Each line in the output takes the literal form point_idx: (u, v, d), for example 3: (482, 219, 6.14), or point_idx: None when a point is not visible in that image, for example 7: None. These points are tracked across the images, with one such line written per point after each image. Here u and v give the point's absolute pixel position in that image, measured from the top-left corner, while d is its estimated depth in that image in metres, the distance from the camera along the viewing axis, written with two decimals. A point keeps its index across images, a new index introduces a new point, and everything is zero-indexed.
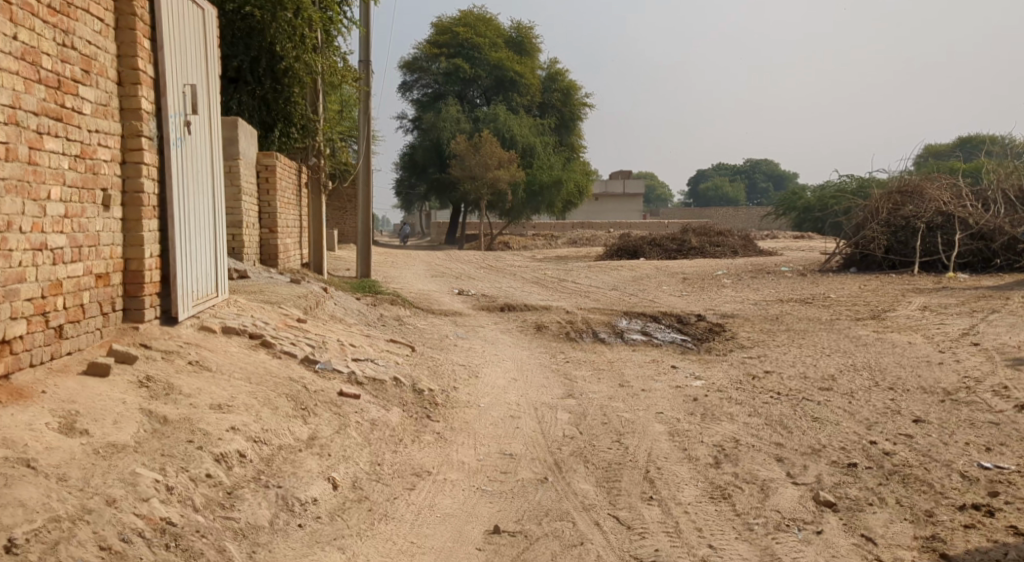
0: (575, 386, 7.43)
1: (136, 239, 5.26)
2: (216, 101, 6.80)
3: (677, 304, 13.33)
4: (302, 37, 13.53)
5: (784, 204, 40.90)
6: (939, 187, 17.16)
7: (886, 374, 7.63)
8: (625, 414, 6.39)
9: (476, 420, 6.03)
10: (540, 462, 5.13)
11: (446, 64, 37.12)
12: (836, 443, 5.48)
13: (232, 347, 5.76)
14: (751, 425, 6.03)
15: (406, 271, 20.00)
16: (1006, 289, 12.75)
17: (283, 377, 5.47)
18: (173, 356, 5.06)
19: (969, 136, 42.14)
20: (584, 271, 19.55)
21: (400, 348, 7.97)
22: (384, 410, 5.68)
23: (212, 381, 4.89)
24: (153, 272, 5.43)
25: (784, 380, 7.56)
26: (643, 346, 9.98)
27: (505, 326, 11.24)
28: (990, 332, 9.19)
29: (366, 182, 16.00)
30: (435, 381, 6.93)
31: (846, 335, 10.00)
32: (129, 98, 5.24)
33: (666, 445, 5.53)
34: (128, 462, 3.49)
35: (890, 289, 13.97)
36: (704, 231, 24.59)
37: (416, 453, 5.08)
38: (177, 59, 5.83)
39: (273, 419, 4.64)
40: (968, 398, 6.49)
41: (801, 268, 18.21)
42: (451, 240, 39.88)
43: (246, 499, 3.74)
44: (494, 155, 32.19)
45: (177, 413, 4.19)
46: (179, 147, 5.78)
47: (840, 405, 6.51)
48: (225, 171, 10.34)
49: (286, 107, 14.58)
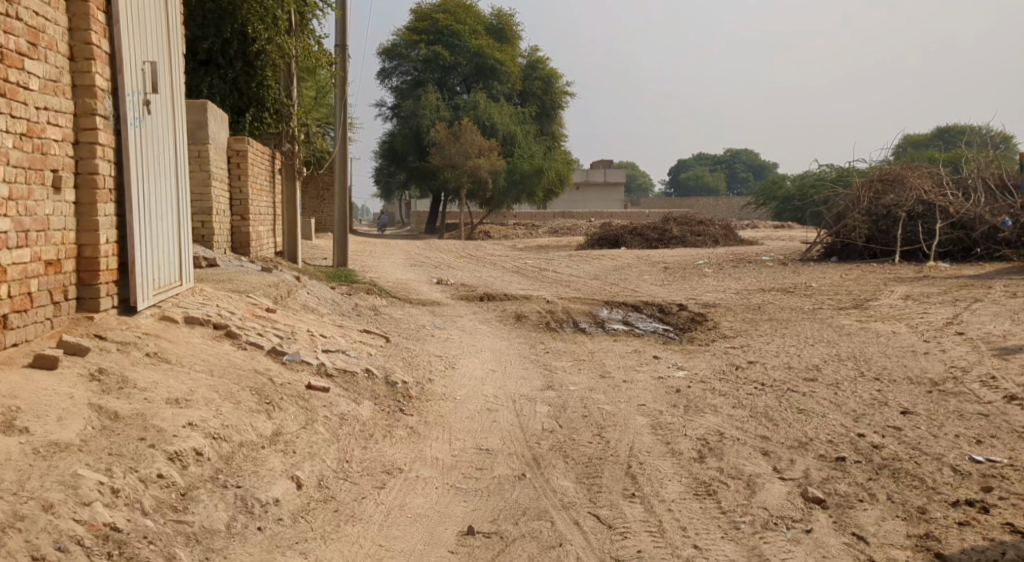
0: (554, 377, 7.23)
1: (90, 224, 4.93)
2: (179, 78, 6.45)
3: (659, 293, 13.15)
4: (274, 19, 13.11)
5: (763, 193, 40.98)
6: (920, 176, 17.18)
7: (872, 364, 7.50)
8: (606, 406, 6.19)
9: (451, 413, 5.80)
10: (517, 458, 4.91)
11: (426, 51, 36.61)
12: (823, 436, 5.31)
13: (194, 338, 5.48)
14: (735, 417, 5.86)
15: (384, 260, 19.71)
16: (987, 278, 12.72)
17: (248, 369, 5.19)
18: (130, 347, 4.76)
19: (946, 128, 42.47)
20: (565, 261, 19.36)
21: (374, 339, 7.72)
22: (354, 404, 5.43)
23: (170, 374, 4.61)
24: (109, 258, 5.12)
25: (767, 371, 7.42)
26: (624, 336, 9.78)
27: (485, 315, 11.01)
28: (974, 321, 9.10)
29: (343, 170, 15.68)
30: (409, 373, 6.69)
31: (829, 324, 9.90)
32: (82, 75, 4.88)
33: (648, 439, 5.34)
34: (70, 463, 3.20)
35: (871, 278, 13.92)
36: (685, 220, 24.46)
37: (388, 449, 4.84)
38: (134, 34, 5.47)
39: (234, 414, 4.38)
40: (955, 388, 6.36)
41: (782, 257, 18.15)
42: (431, 229, 39.57)
43: (201, 501, 3.48)
44: (475, 142, 31.85)
45: (129, 408, 3.91)
46: (137, 128, 5.44)
47: (825, 397, 6.36)
48: (194, 156, 9.99)
49: (258, 91, 14.18)
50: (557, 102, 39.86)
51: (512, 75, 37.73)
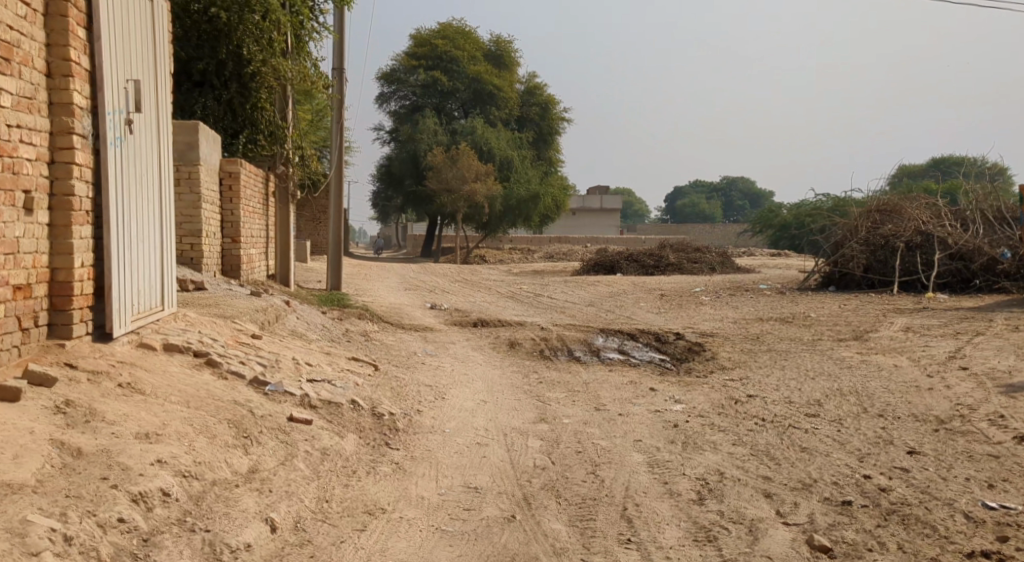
0: (548, 409, 7.00)
1: (64, 247, 4.72)
2: (166, 98, 6.29)
3: (655, 322, 12.93)
4: (270, 41, 13.24)
5: (760, 221, 41.01)
6: (918, 207, 17.08)
7: (875, 400, 7.27)
8: (601, 442, 5.96)
9: (439, 448, 5.55)
10: (507, 497, 4.67)
11: (424, 76, 36.73)
12: (827, 477, 5.09)
13: (172, 367, 5.24)
14: (735, 455, 5.63)
15: (379, 284, 19.48)
16: (988, 311, 12.56)
17: (226, 400, 4.95)
18: (101, 378, 4.51)
19: (944, 160, 42.61)
20: (560, 286, 19.18)
21: (362, 367, 7.49)
22: (338, 438, 5.19)
23: (143, 406, 4.36)
24: (84, 283, 4.89)
25: (767, 405, 7.19)
26: (620, 366, 9.53)
27: (477, 343, 10.78)
28: (978, 356, 8.90)
29: (338, 193, 15.51)
30: (397, 404, 6.45)
31: (829, 356, 9.67)
32: (59, 92, 4.69)
33: (645, 478, 5.11)
34: (22, 507, 2.96)
35: (870, 309, 13.74)
36: (681, 247, 24.35)
37: (371, 487, 4.57)
38: (117, 52, 5.29)
39: (208, 450, 4.14)
40: (963, 427, 6.15)
41: (779, 285, 18.01)
42: (427, 252, 39.47)
43: (165, 547, 3.24)
44: (472, 167, 31.77)
45: (94, 444, 3.67)
46: (117, 147, 5.24)
47: (828, 434, 6.14)
48: (185, 177, 9.77)
49: (252, 112, 14.01)
50: (554, 128, 40.01)
51: (511, 100, 37.91)
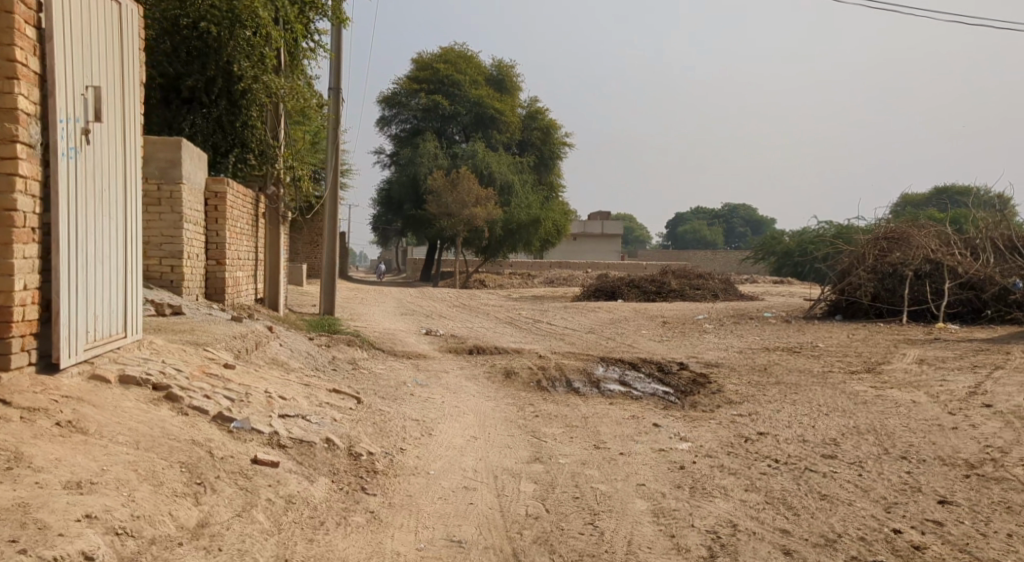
0: (543, 447, 6.47)
1: (4, 267, 4.28)
2: (134, 110, 5.86)
3: (657, 350, 12.40)
4: (261, 57, 12.87)
5: (763, 249, 40.64)
6: (926, 234, 16.58)
7: (896, 439, 6.73)
8: (600, 486, 5.44)
9: (421, 493, 5.01)
10: (494, 553, 4.14)
11: (425, 100, 36.50)
12: (853, 531, 4.55)
13: (126, 402, 4.72)
14: (749, 503, 5.09)
15: (374, 308, 18.98)
16: (1003, 342, 12.07)
17: (183, 441, 4.44)
18: (37, 415, 4.00)
19: (948, 190, 42.32)
20: (560, 312, 18.68)
21: (345, 401, 6.97)
22: (307, 482, 4.67)
23: (82, 448, 3.86)
24: (27, 308, 4.43)
25: (780, 444, 6.66)
26: (620, 399, 9.00)
27: (471, 372, 10.24)
28: (1000, 392, 8.37)
29: (334, 215, 15.02)
30: (377, 442, 5.92)
31: (842, 390, 9.13)
32: (2, 96, 4.28)
33: (649, 530, 4.58)
34: None
35: (880, 339, 13.21)
36: (684, 273, 23.81)
37: (339, 542, 4.02)
38: (74, 55, 4.86)
39: (149, 500, 3.62)
40: (996, 473, 5.63)
41: (784, 313, 17.52)
42: (426, 277, 39.05)
43: None
44: (472, 191, 31.35)
45: (11, 497, 3.16)
46: (72, 159, 4.79)
47: (849, 479, 5.61)
48: (166, 197, 9.34)
49: (242, 131, 13.62)
50: (556, 153, 39.89)
51: (512, 125, 37.66)
